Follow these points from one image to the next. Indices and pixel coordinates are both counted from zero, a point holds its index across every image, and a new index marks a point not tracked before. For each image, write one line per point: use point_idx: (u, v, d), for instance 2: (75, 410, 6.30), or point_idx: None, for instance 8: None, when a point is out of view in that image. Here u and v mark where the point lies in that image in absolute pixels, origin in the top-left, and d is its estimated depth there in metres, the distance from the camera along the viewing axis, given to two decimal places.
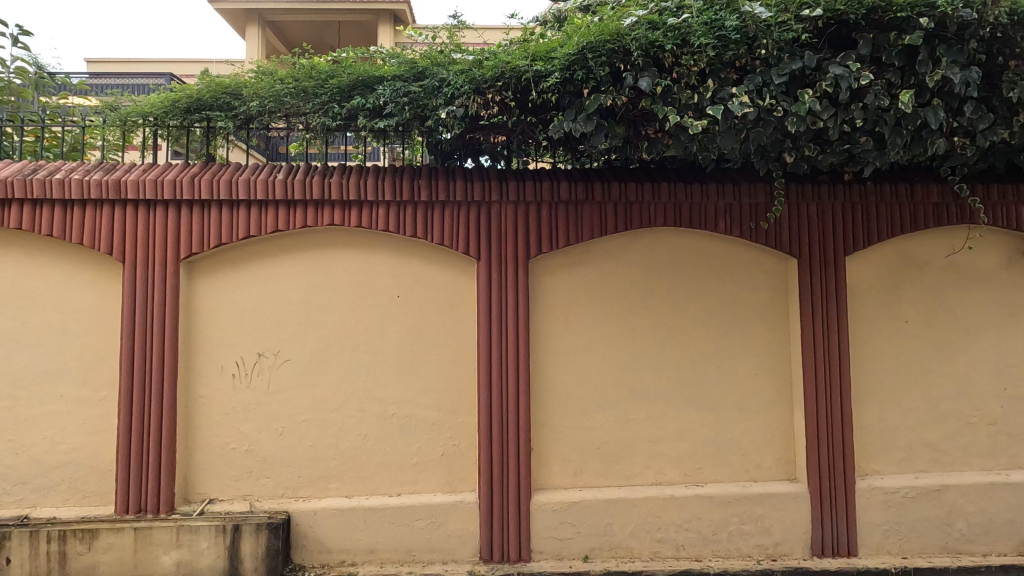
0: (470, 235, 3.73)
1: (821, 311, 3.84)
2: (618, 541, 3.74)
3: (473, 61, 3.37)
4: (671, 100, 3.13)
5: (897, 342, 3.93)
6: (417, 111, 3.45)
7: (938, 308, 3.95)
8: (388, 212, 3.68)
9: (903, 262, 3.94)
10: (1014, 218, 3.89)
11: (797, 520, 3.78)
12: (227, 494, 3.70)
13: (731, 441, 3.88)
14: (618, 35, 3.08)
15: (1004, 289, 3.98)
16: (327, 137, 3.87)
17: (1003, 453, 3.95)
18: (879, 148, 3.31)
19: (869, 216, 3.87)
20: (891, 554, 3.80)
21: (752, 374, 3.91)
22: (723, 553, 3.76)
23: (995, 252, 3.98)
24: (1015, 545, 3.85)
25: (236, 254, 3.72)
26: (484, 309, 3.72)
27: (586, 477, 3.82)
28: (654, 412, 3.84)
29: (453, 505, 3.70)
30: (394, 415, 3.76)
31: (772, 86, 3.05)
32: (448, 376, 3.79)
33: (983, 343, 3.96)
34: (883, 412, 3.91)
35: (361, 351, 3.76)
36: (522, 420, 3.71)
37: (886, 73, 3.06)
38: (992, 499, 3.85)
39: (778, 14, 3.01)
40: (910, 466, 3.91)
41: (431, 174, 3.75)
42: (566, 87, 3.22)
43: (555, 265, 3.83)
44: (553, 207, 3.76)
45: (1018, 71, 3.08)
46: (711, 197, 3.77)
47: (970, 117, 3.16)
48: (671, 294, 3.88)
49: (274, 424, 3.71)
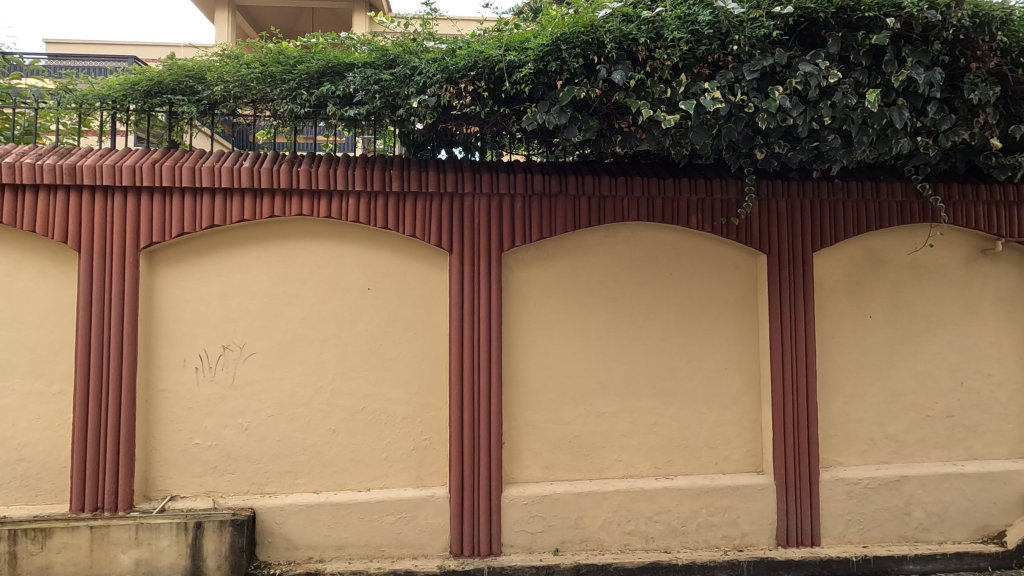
0: (442, 227, 3.69)
1: (789, 307, 3.91)
2: (588, 533, 3.76)
3: (446, 49, 3.31)
4: (644, 94, 3.13)
5: (861, 336, 4.02)
6: (389, 99, 3.39)
7: (901, 305, 4.05)
8: (359, 202, 3.61)
9: (868, 259, 4.03)
10: (973, 217, 4.00)
11: (763, 511, 3.86)
12: (190, 491, 3.60)
13: (701, 434, 3.92)
14: (592, 28, 3.06)
15: (963, 287, 4.11)
16: (296, 124, 3.77)
17: (959, 444, 4.08)
18: (847, 146, 3.36)
19: (837, 213, 3.95)
20: (853, 543, 3.90)
21: (722, 367, 3.95)
22: (691, 544, 3.82)
23: (954, 250, 4.10)
24: (969, 533, 3.99)
25: (200, 243, 3.60)
26: (456, 302, 3.68)
27: (557, 470, 3.82)
28: (626, 406, 3.86)
29: (423, 500, 3.66)
30: (364, 409, 3.70)
31: (743, 82, 3.07)
32: (419, 370, 3.75)
33: (943, 338, 4.08)
34: (847, 405, 4.00)
35: (330, 344, 3.69)
36: (494, 413, 3.69)
37: (853, 72, 3.11)
38: (948, 489, 3.98)
39: (750, 11, 3.03)
40: (872, 457, 4.02)
41: (403, 165, 3.69)
42: (540, 78, 3.19)
43: (528, 259, 3.81)
44: (527, 200, 3.73)
45: (979, 74, 3.16)
46: (684, 192, 3.79)
47: (933, 117, 3.24)
48: (643, 288, 3.89)
49: (240, 418, 3.62)
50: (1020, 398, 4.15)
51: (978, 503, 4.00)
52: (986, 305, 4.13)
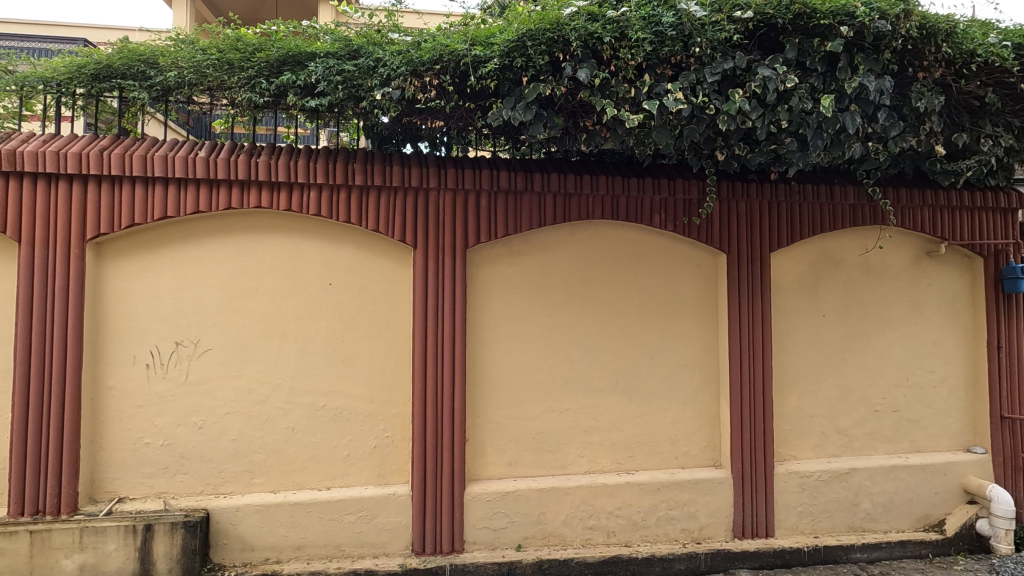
0: (407, 222, 3.64)
1: (747, 305, 4.01)
2: (551, 529, 3.78)
3: (411, 42, 3.27)
4: (608, 93, 3.16)
5: (815, 334, 4.16)
6: (351, 91, 3.32)
7: (852, 304, 4.21)
8: (320, 196, 3.53)
9: (823, 259, 4.17)
10: (919, 221, 4.19)
11: (721, 504, 3.95)
12: (139, 493, 3.46)
13: (661, 429, 3.99)
14: (557, 25, 3.06)
15: (910, 287, 4.29)
16: (255, 113, 3.67)
17: (905, 438, 4.27)
18: (803, 149, 3.48)
19: (794, 214, 4.07)
20: (805, 533, 4.04)
21: (682, 364, 4.03)
22: (651, 538, 3.88)
23: (903, 252, 4.28)
24: (912, 522, 4.18)
25: (152, 235, 3.47)
26: (420, 298, 3.65)
27: (521, 466, 3.83)
28: (589, 402, 3.90)
29: (385, 498, 3.62)
30: (325, 407, 3.63)
31: (705, 84, 3.13)
32: (382, 367, 3.70)
33: (891, 336, 4.25)
34: (801, 400, 4.13)
35: (290, 340, 3.60)
36: (457, 410, 3.67)
37: (809, 77, 3.21)
38: (894, 481, 4.15)
39: (712, 14, 3.08)
40: (824, 451, 4.16)
41: (366, 158, 3.63)
42: (505, 74, 3.17)
43: (493, 255, 3.80)
44: (492, 196, 3.72)
45: (926, 83, 3.31)
46: (648, 191, 3.84)
47: (884, 123, 3.37)
48: (607, 286, 3.93)
49: (194, 417, 3.50)
50: (961, 393, 4.36)
51: (921, 493, 4.19)
52: (931, 305, 4.32)
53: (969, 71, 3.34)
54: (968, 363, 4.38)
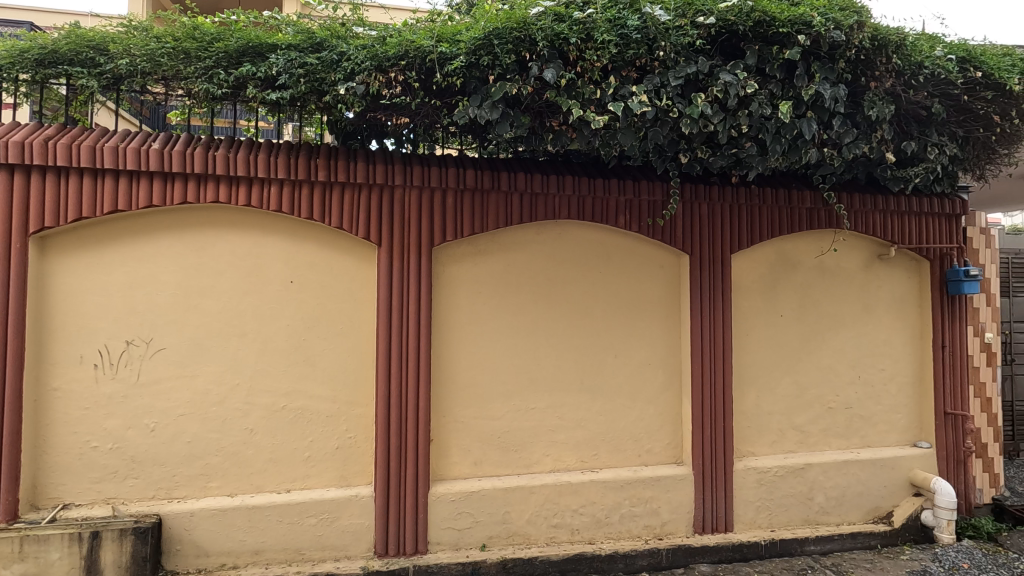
0: (371, 219, 3.59)
1: (709, 306, 4.10)
2: (515, 528, 3.78)
3: (376, 37, 3.24)
4: (574, 94, 3.17)
5: (773, 333, 4.28)
6: (314, 85, 3.24)
7: (808, 304, 4.34)
8: (281, 191, 3.45)
9: (781, 260, 4.30)
10: (871, 225, 4.36)
11: (682, 500, 4.03)
12: (86, 499, 3.31)
13: (625, 428, 4.04)
14: (524, 24, 3.07)
15: (863, 289, 4.46)
16: (213, 105, 3.55)
17: (856, 433, 4.43)
18: (762, 153, 3.59)
19: (753, 217, 4.19)
20: (762, 527, 4.15)
21: (646, 363, 4.09)
22: (614, 535, 3.93)
23: (856, 255, 4.44)
24: (863, 514, 4.35)
25: (101, 229, 3.32)
26: (384, 297, 3.59)
27: (486, 466, 3.82)
28: (555, 401, 3.92)
29: (347, 500, 3.56)
30: (285, 407, 3.54)
31: (669, 87, 3.18)
32: (344, 366, 3.63)
33: (844, 335, 4.41)
34: (759, 398, 4.25)
35: (249, 339, 3.50)
36: (421, 411, 3.64)
37: (769, 84, 3.29)
38: (847, 475, 4.31)
39: (676, 18, 3.15)
40: (780, 447, 4.28)
41: (330, 154, 3.56)
42: (471, 72, 3.15)
43: (460, 254, 3.78)
44: (458, 194, 3.70)
45: (877, 92, 3.44)
46: (613, 192, 3.90)
47: (838, 130, 3.50)
48: (573, 285, 3.96)
49: (146, 419, 3.37)
50: (908, 390, 4.56)
51: (871, 486, 4.36)
52: (882, 306, 4.50)
53: (917, 82, 3.49)
54: (915, 362, 4.57)
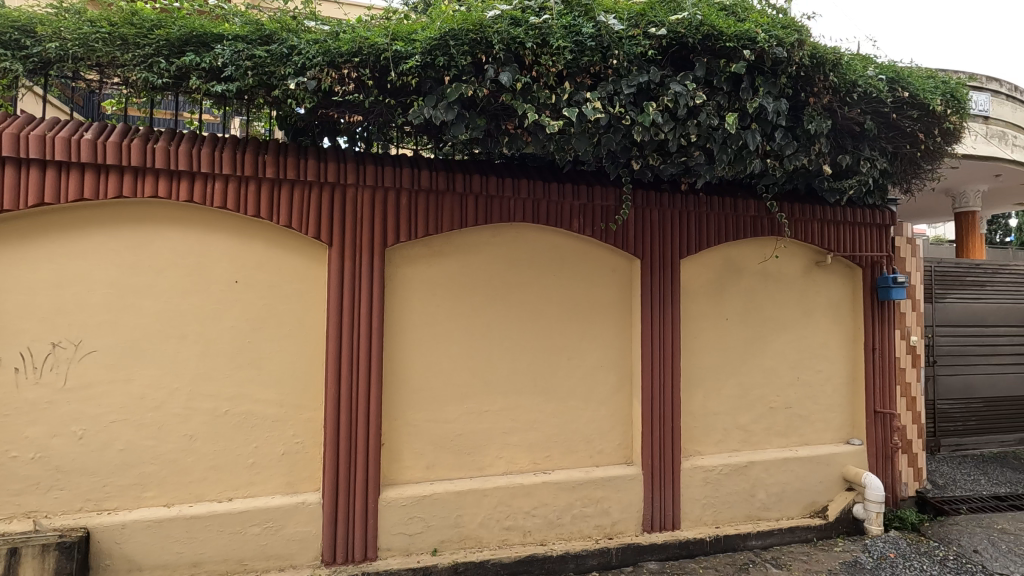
0: (322, 219, 3.50)
1: (659, 309, 4.21)
2: (467, 531, 3.76)
3: (329, 32, 3.18)
4: (530, 98, 3.19)
5: (719, 336, 4.43)
6: (263, 78, 3.13)
7: (752, 308, 4.52)
8: (226, 187, 3.32)
9: (727, 266, 4.46)
10: (809, 233, 4.59)
11: (632, 500, 4.11)
12: (3, 513, 3.07)
13: (577, 429, 4.09)
14: (480, 26, 3.08)
15: (802, 294, 4.68)
16: (153, 95, 3.37)
17: (795, 431, 4.64)
18: (709, 162, 3.72)
19: (701, 223, 4.33)
20: (707, 524, 4.29)
21: (598, 365, 4.16)
22: (566, 535, 3.97)
23: (796, 261, 4.66)
24: (801, 509, 4.55)
25: (25, 223, 3.09)
26: (335, 298, 3.52)
27: (438, 469, 3.78)
28: (508, 403, 3.92)
29: (293, 507, 3.45)
30: (228, 412, 3.40)
31: (621, 95, 3.25)
32: (292, 369, 3.52)
33: (785, 338, 4.61)
34: (706, 398, 4.38)
35: (189, 341, 3.34)
36: (373, 414, 3.57)
37: (716, 95, 3.42)
38: (786, 472, 4.50)
39: (629, 28, 3.23)
40: (725, 446, 4.44)
41: (279, 150, 3.46)
42: (427, 72, 3.12)
43: (413, 255, 3.73)
44: (413, 195, 3.66)
45: (815, 107, 3.64)
46: (568, 197, 3.96)
47: (780, 142, 3.67)
48: (528, 288, 3.97)
49: (73, 426, 3.16)
50: (843, 390, 4.81)
51: (808, 482, 4.57)
52: (819, 310, 4.73)
53: (851, 99, 3.71)
54: (849, 363, 4.84)
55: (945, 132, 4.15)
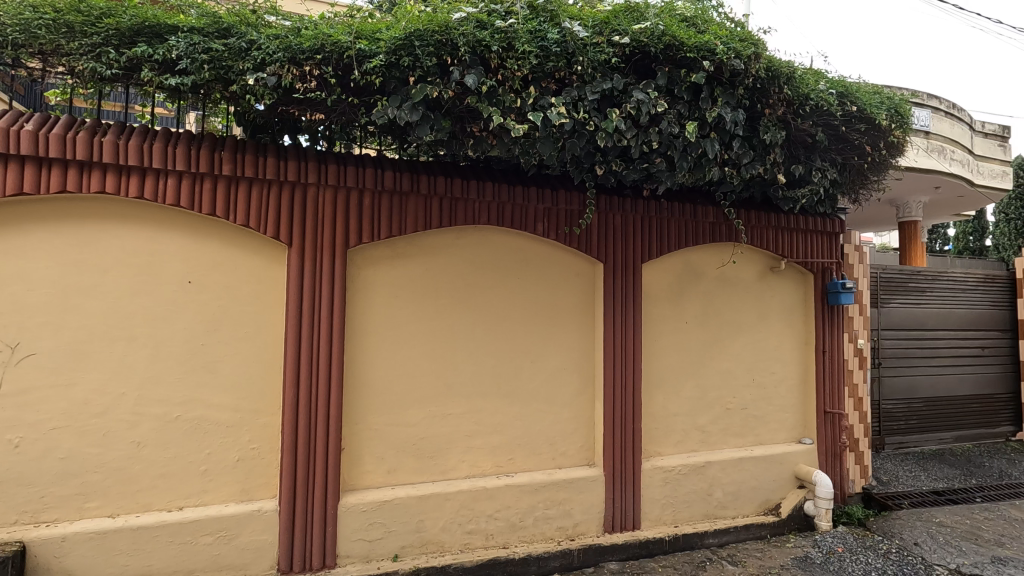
0: (282, 218, 3.42)
1: (621, 312, 4.27)
2: (429, 536, 3.72)
3: (290, 28, 3.11)
4: (495, 101, 3.18)
5: (679, 339, 4.53)
6: (220, 73, 3.04)
7: (710, 312, 4.64)
8: (180, 184, 3.21)
9: (687, 271, 4.57)
10: (764, 240, 4.75)
11: (594, 501, 4.15)
12: None
13: (540, 432, 4.11)
14: (446, 28, 3.07)
15: (758, 298, 4.83)
16: (101, 86, 3.22)
17: (751, 432, 4.79)
18: (670, 169, 3.81)
19: (663, 229, 4.43)
20: (666, 524, 4.37)
21: (561, 368, 4.19)
22: (528, 538, 3.98)
23: (752, 266, 4.81)
24: (755, 506, 4.70)
25: None
26: (294, 299, 3.44)
27: (400, 474, 3.73)
28: (471, 406, 3.90)
29: (248, 515, 3.34)
30: (179, 418, 3.27)
31: (586, 101, 3.29)
32: (248, 373, 3.42)
33: (741, 341, 4.76)
34: (666, 400, 4.47)
35: (138, 344, 3.20)
36: (332, 418, 3.51)
37: (677, 104, 3.50)
38: (742, 471, 4.63)
39: (593, 36, 3.28)
40: (684, 446, 4.53)
41: (237, 147, 3.36)
42: (391, 72, 3.08)
43: (376, 257, 3.68)
44: (376, 196, 3.62)
45: (770, 119, 3.77)
46: (532, 201, 3.99)
47: (737, 151, 3.79)
48: (492, 290, 3.97)
49: (9, 433, 2.98)
50: (795, 391, 4.99)
51: (762, 481, 4.72)
52: (774, 314, 4.89)
53: (804, 111, 3.86)
54: (801, 365, 5.02)
55: (889, 145, 4.37)
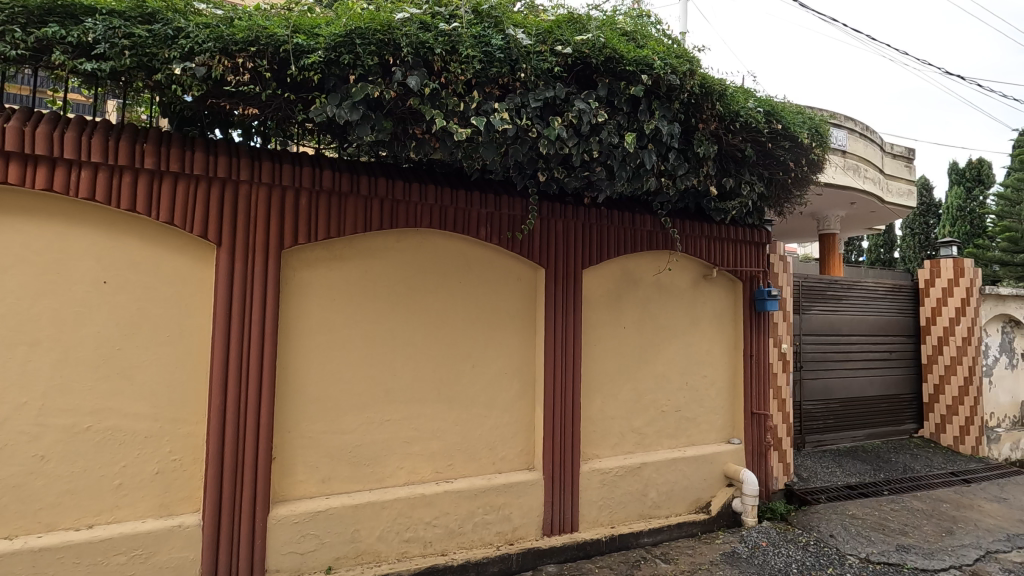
0: (210, 216, 3.25)
1: (561, 317, 4.33)
2: (364, 546, 3.62)
3: (222, 17, 2.97)
4: (438, 104, 3.16)
5: (617, 343, 4.64)
6: (143, 61, 2.85)
7: (647, 318, 4.78)
8: (95, 177, 2.98)
9: (625, 277, 4.70)
10: (697, 249, 4.97)
11: (532, 505, 4.18)
12: None
13: (480, 437, 4.10)
14: (388, 28, 3.02)
15: (691, 305, 5.03)
16: (5, 68, 2.95)
17: (683, 433, 4.97)
18: (610, 178, 3.91)
19: (602, 236, 4.54)
20: (603, 525, 4.46)
21: (502, 373, 4.20)
22: (467, 544, 3.95)
23: (686, 274, 5.01)
24: (687, 505, 4.87)
25: None
26: (223, 303, 3.28)
27: (334, 483, 3.61)
28: (411, 411, 3.84)
29: (168, 530, 3.14)
30: (90, 429, 3.02)
31: (529, 108, 3.32)
32: (170, 379, 3.21)
33: (675, 345, 4.93)
34: (604, 403, 4.57)
35: (43, 349, 2.95)
36: (263, 426, 3.36)
37: (617, 115, 3.61)
38: (675, 471, 4.80)
39: (537, 44, 3.34)
40: (621, 448, 4.64)
41: (162, 139, 3.17)
42: (330, 69, 3.00)
43: (312, 259, 3.56)
44: (313, 195, 3.51)
45: (704, 133, 3.95)
46: (475, 205, 3.99)
47: (673, 163, 3.96)
48: (433, 295, 3.92)
49: None
50: (724, 393, 5.23)
51: (694, 480, 4.90)
52: (705, 319, 5.11)
53: (734, 128, 4.07)
54: (730, 369, 5.26)
55: (810, 162, 4.67)
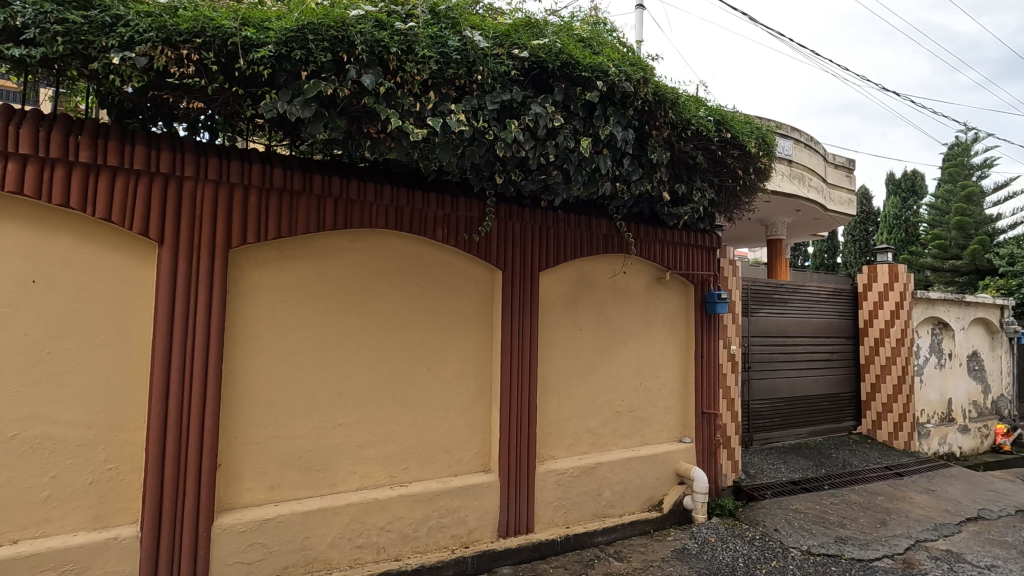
0: (152, 213, 3.11)
1: (518, 319, 4.35)
2: (315, 554, 3.54)
3: (165, 7, 2.85)
4: (394, 103, 3.12)
5: (573, 345, 4.69)
6: (77, 48, 2.71)
7: (602, 320, 4.86)
8: (24, 169, 2.81)
9: (581, 279, 4.76)
10: (651, 252, 5.08)
11: (488, 507, 4.18)
12: None
13: (436, 440, 4.06)
14: (342, 25, 2.98)
15: (645, 307, 5.14)
16: None
17: (637, 433, 5.07)
18: (566, 181, 3.96)
19: (559, 239, 4.59)
20: (559, 525, 4.50)
21: (458, 375, 4.18)
22: (422, 548, 3.91)
23: (640, 277, 5.11)
24: (640, 504, 4.96)
25: None
26: (164, 304, 3.14)
27: (284, 490, 3.51)
28: (364, 415, 3.77)
29: (102, 543, 2.98)
30: (16, 437, 2.84)
31: (485, 111, 3.32)
32: (106, 384, 3.05)
33: (630, 347, 5.03)
34: (560, 405, 4.62)
35: None
36: (207, 432, 3.24)
37: (573, 120, 3.66)
38: (629, 470, 4.88)
39: (494, 47, 3.35)
40: (577, 449, 4.69)
41: (98, 132, 3.02)
42: (281, 64, 2.93)
43: (261, 258, 3.45)
44: (263, 193, 3.41)
45: (657, 140, 4.06)
46: (432, 206, 3.97)
47: (627, 168, 4.05)
48: (388, 297, 3.87)
49: None
50: (677, 393, 5.36)
51: (647, 479, 5.00)
52: (659, 321, 5.23)
53: (686, 135, 4.19)
54: (682, 369, 5.41)
55: (757, 170, 4.86)
